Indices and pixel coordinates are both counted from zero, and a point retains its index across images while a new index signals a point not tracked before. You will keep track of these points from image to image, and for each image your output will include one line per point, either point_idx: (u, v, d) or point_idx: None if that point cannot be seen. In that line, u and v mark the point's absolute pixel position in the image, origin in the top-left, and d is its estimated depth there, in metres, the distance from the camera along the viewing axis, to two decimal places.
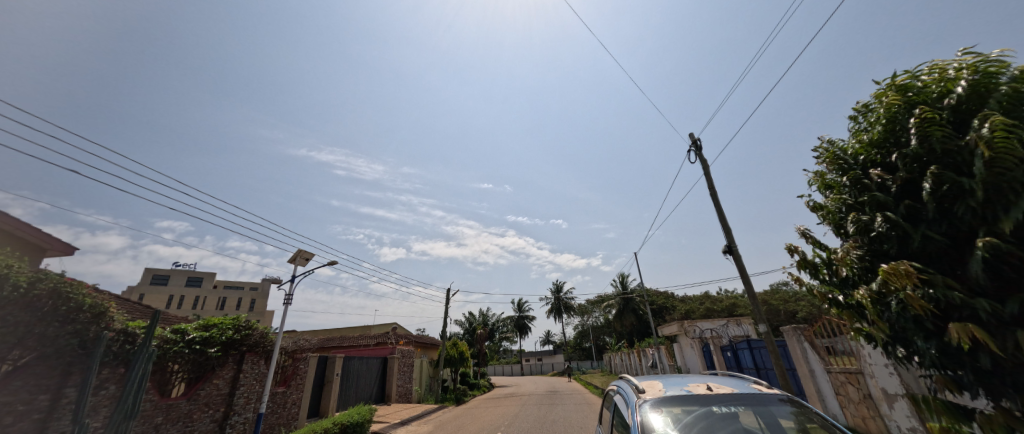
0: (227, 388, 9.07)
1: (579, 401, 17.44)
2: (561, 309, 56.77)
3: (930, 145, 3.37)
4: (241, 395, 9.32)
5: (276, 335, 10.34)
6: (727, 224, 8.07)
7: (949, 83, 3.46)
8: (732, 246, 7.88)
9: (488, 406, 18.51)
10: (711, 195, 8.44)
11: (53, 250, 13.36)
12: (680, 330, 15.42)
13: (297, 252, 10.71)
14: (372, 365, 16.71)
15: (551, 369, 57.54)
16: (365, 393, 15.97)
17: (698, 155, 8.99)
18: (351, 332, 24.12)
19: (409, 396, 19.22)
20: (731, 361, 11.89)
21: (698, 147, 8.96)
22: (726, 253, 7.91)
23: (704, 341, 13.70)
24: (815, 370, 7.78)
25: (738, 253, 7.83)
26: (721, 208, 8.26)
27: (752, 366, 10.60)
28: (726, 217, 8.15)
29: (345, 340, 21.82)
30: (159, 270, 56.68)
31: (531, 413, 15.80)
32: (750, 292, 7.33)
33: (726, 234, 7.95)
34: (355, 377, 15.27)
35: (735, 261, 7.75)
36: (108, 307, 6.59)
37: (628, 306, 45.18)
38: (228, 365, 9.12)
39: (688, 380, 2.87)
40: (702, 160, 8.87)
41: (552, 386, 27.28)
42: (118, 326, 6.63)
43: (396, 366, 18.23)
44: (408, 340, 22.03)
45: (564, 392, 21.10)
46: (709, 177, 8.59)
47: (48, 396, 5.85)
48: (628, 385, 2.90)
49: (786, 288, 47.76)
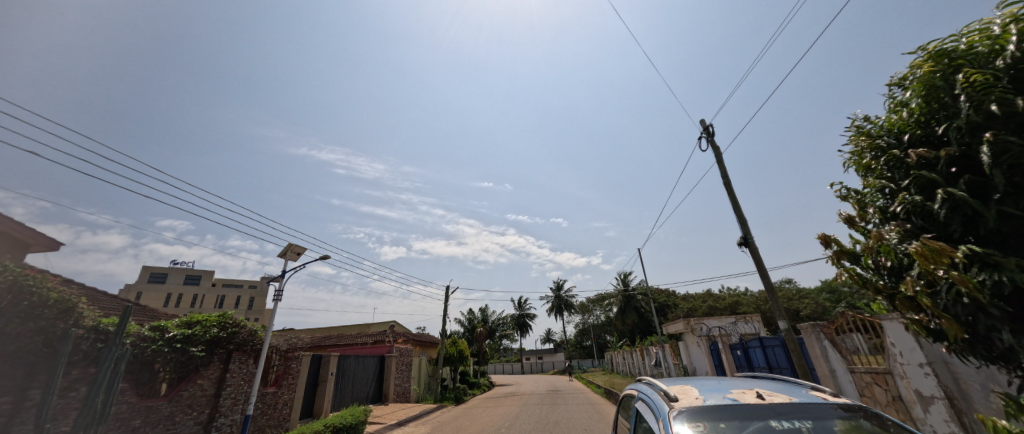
0: (213, 389, 8.61)
1: (582, 401, 17.01)
2: (561, 307, 56.33)
3: (984, 112, 2.75)
4: (228, 396, 8.86)
5: (265, 333, 9.87)
6: (742, 215, 7.58)
7: (1001, 36, 2.81)
8: (747, 238, 7.39)
9: (488, 405, 18.10)
10: (724, 184, 7.94)
11: (37, 246, 12.90)
12: (686, 328, 14.94)
13: (287, 246, 10.22)
14: (369, 363, 16.26)
15: (552, 368, 57.15)
16: (361, 393, 15.51)
17: (709, 143, 8.48)
18: (348, 330, 23.67)
19: (408, 395, 18.76)
20: (741, 359, 11.43)
21: (709, 134, 8.46)
22: (741, 246, 7.42)
23: (712, 339, 13.23)
24: (836, 370, 7.31)
25: (754, 245, 7.33)
26: (735, 197, 7.77)
27: (764, 365, 10.11)
28: (740, 208, 7.66)
29: (342, 339, 21.37)
30: (156, 268, 56.27)
31: (533, 413, 15.32)
32: (768, 287, 6.84)
33: (741, 225, 7.45)
34: (350, 376, 14.79)
35: (752, 254, 7.25)
36: (78, 303, 6.13)
37: (630, 304, 44.72)
38: (213, 365, 8.65)
39: (731, 387, 2.30)
40: (714, 147, 8.37)
41: (553, 385, 26.87)
42: (88, 324, 6.17)
43: (394, 365, 17.79)
44: (406, 338, 21.58)
45: (566, 391, 20.66)
46: (721, 166, 8.09)
47: (11, 399, 5.33)
48: (658, 395, 2.33)
49: (789, 286, 47.33)
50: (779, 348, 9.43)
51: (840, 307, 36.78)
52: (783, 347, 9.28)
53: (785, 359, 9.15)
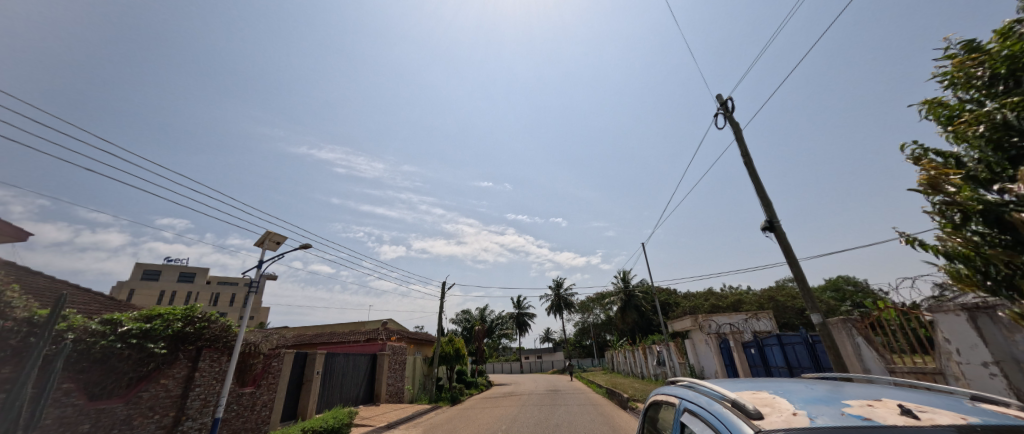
0: (178, 390, 7.79)
1: (583, 401, 16.20)
2: (560, 305, 55.57)
3: None
4: (196, 397, 8.05)
5: (239, 328, 9.04)
6: (766, 196, 6.77)
7: None
8: (773, 222, 6.57)
9: (485, 406, 17.27)
10: (745, 162, 7.13)
11: (4, 235, 12.05)
12: (694, 325, 14.14)
13: (265, 233, 9.41)
14: (359, 362, 15.44)
15: (551, 367, 56.41)
16: (350, 394, 14.67)
17: (726, 118, 7.68)
18: (341, 328, 22.82)
19: (400, 395, 17.95)
20: (756, 358, 10.64)
21: (727, 109, 7.64)
22: (766, 230, 6.60)
23: (723, 337, 12.42)
24: (871, 370, 6.50)
25: (781, 230, 6.51)
26: (758, 177, 6.96)
27: (782, 364, 9.32)
28: (764, 188, 6.85)
29: (334, 337, 20.55)
30: (150, 265, 55.41)
31: (531, 415, 14.50)
32: (798, 275, 6.05)
33: (766, 207, 6.64)
34: (338, 375, 13.97)
35: (778, 240, 6.44)
36: (9, 291, 5.30)
37: (630, 303, 43.88)
38: (179, 363, 7.82)
39: (837, 395, 1.48)
40: (733, 123, 7.57)
41: (552, 384, 26.07)
42: (21, 316, 5.37)
43: (387, 364, 16.98)
44: (400, 336, 20.76)
45: (566, 392, 19.85)
46: (741, 143, 7.29)
47: None
48: (727, 411, 1.48)
49: (792, 284, 46.60)
50: (801, 346, 8.63)
51: (846, 305, 36.10)
52: (805, 345, 8.47)
53: (808, 358, 8.35)
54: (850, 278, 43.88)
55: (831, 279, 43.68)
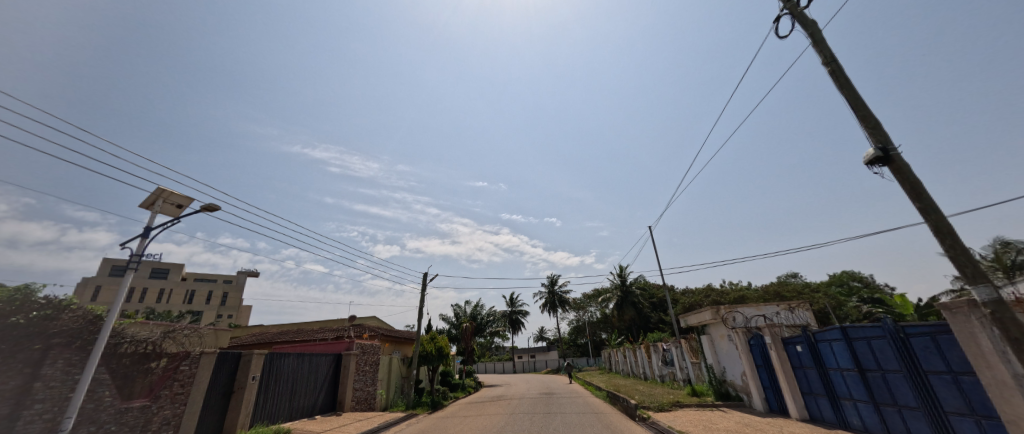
0: (4, 408, 5.23)
1: (583, 409, 13.77)
2: (554, 303, 53.31)
3: None
4: (33, 418, 5.51)
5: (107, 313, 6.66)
6: (868, 115, 4.51)
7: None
8: (887, 150, 4.27)
9: (469, 413, 14.81)
10: (830, 71, 4.89)
11: None
12: (714, 318, 11.86)
13: (155, 192, 6.78)
14: (314, 364, 12.93)
15: (544, 367, 54.14)
16: (303, 402, 12.16)
17: (794, 18, 5.43)
18: (309, 325, 20.29)
19: (372, 402, 15.41)
20: (804, 358, 8.42)
21: (794, 4, 5.42)
22: (875, 163, 4.30)
23: (754, 332, 10.18)
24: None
25: (901, 161, 4.21)
26: (852, 88, 4.71)
27: (848, 366, 7.09)
28: (864, 104, 4.59)
29: (299, 335, 18.02)
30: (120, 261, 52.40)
31: (521, 424, 12.17)
32: (940, 227, 3.83)
33: (871, 130, 4.38)
34: (285, 381, 11.47)
35: (897, 175, 4.15)
36: None
37: (627, 300, 41.26)
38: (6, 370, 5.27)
39: None
40: (805, 24, 5.33)
41: (546, 386, 23.79)
42: None
43: (353, 366, 14.49)
44: (375, 333, 18.22)
45: (562, 396, 17.46)
46: (821, 47, 5.07)
47: None
48: None
49: (795, 280, 44.77)
50: (880, 341, 6.41)
51: (854, 301, 34.25)
52: (889, 340, 6.25)
53: (896, 358, 6.13)
54: (855, 273, 42.13)
55: (836, 274, 41.87)
